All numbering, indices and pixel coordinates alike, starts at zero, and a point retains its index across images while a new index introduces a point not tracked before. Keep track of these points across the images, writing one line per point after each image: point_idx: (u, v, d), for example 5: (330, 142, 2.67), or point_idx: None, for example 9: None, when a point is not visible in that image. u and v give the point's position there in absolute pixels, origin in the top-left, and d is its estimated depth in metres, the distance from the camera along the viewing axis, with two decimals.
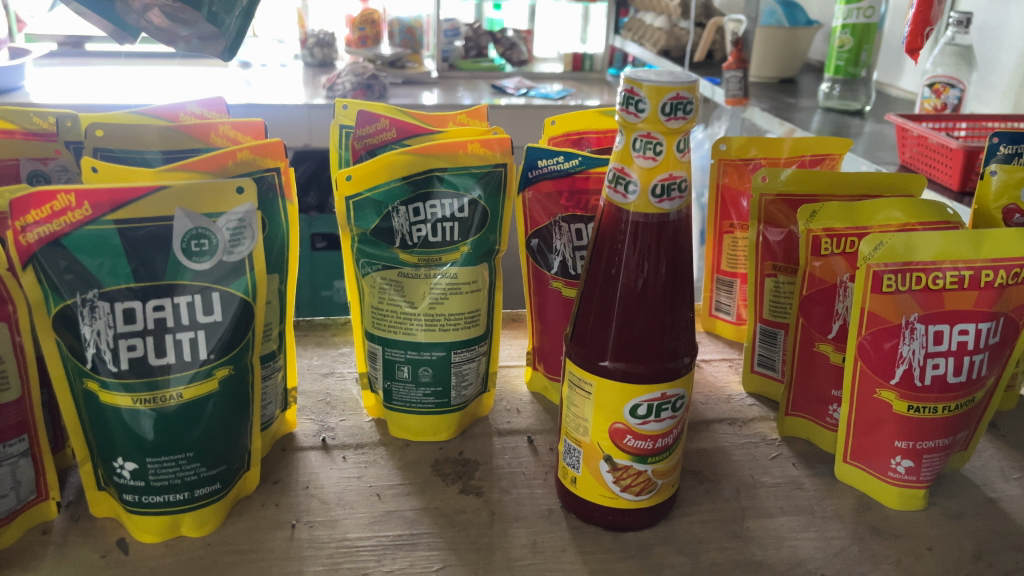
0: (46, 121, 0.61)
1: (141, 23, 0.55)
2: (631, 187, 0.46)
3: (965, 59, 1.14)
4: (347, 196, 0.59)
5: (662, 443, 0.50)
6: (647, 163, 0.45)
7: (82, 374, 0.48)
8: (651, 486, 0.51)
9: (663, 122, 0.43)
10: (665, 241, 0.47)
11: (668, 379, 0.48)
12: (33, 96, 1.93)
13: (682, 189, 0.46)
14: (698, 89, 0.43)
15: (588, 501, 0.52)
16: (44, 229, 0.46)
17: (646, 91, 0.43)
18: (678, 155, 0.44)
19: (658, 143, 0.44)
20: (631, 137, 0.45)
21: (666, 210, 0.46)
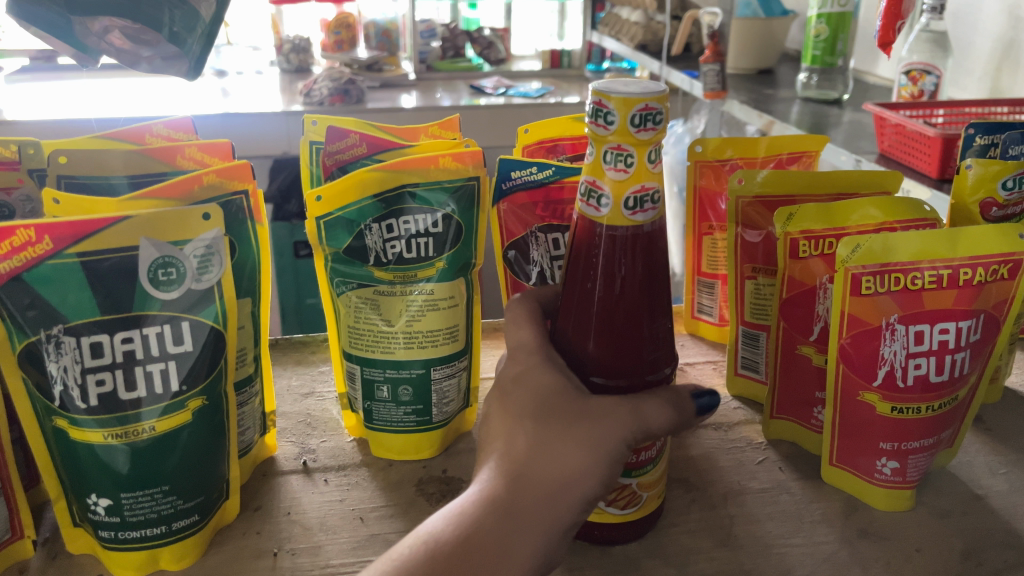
0: (9, 149, 0.60)
1: (100, 46, 0.53)
2: (603, 200, 0.45)
3: (941, 45, 1.14)
4: (317, 217, 0.58)
5: (643, 456, 0.49)
6: (618, 175, 0.44)
7: (51, 412, 0.47)
8: (637, 499, 0.51)
9: (632, 134, 0.42)
10: (641, 254, 0.47)
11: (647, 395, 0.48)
12: (6, 113, 1.90)
13: (656, 200, 0.45)
14: (668, 98, 0.42)
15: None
16: (5, 266, 0.44)
17: (614, 103, 0.41)
18: (649, 166, 0.44)
19: (629, 155, 0.43)
20: (602, 150, 0.44)
21: (639, 222, 0.45)
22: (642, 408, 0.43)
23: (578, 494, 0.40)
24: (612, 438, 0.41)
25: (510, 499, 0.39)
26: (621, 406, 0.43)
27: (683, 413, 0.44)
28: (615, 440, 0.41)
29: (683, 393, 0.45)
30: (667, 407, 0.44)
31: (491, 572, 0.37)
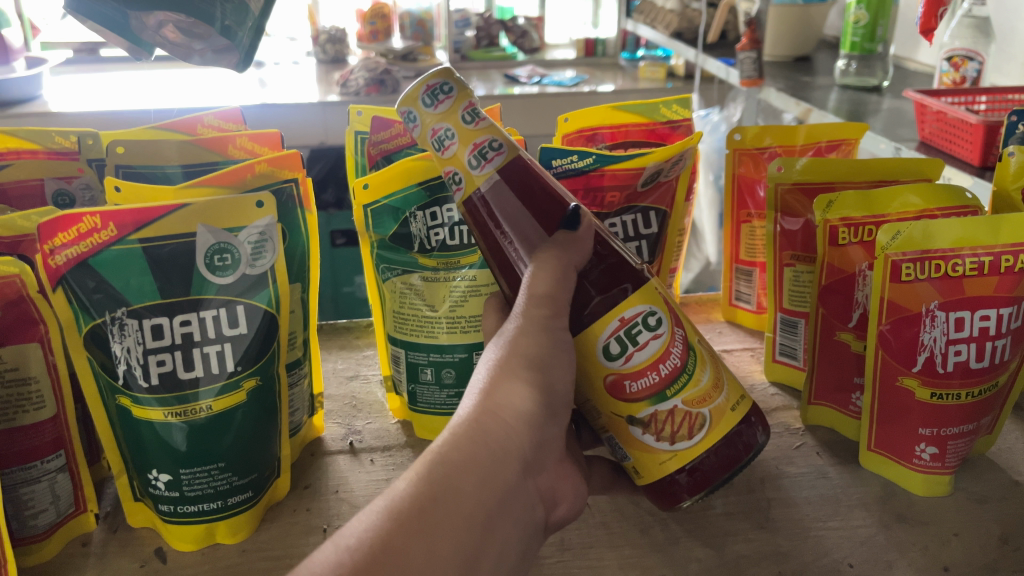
0: (69, 140, 0.63)
1: (156, 39, 0.55)
2: (458, 177, 0.47)
3: (983, 31, 1.11)
4: (364, 204, 0.60)
5: (668, 369, 0.46)
6: (453, 150, 0.46)
7: (114, 390, 0.49)
8: (698, 420, 0.47)
9: (434, 111, 0.46)
10: (522, 192, 0.47)
11: (621, 304, 0.46)
12: (52, 104, 1.94)
13: (500, 148, 0.46)
14: (449, 71, 0.47)
15: (654, 482, 0.48)
16: (72, 251, 0.47)
17: (409, 102, 0.47)
18: (467, 125, 0.46)
19: (448, 130, 0.46)
20: (428, 142, 0.47)
21: (491, 174, 0.46)
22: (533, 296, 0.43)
23: (505, 415, 0.39)
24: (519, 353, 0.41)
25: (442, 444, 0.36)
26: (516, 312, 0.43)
27: (562, 266, 0.44)
28: (522, 344, 0.42)
29: (562, 242, 0.45)
30: (548, 267, 0.44)
31: (439, 516, 0.33)
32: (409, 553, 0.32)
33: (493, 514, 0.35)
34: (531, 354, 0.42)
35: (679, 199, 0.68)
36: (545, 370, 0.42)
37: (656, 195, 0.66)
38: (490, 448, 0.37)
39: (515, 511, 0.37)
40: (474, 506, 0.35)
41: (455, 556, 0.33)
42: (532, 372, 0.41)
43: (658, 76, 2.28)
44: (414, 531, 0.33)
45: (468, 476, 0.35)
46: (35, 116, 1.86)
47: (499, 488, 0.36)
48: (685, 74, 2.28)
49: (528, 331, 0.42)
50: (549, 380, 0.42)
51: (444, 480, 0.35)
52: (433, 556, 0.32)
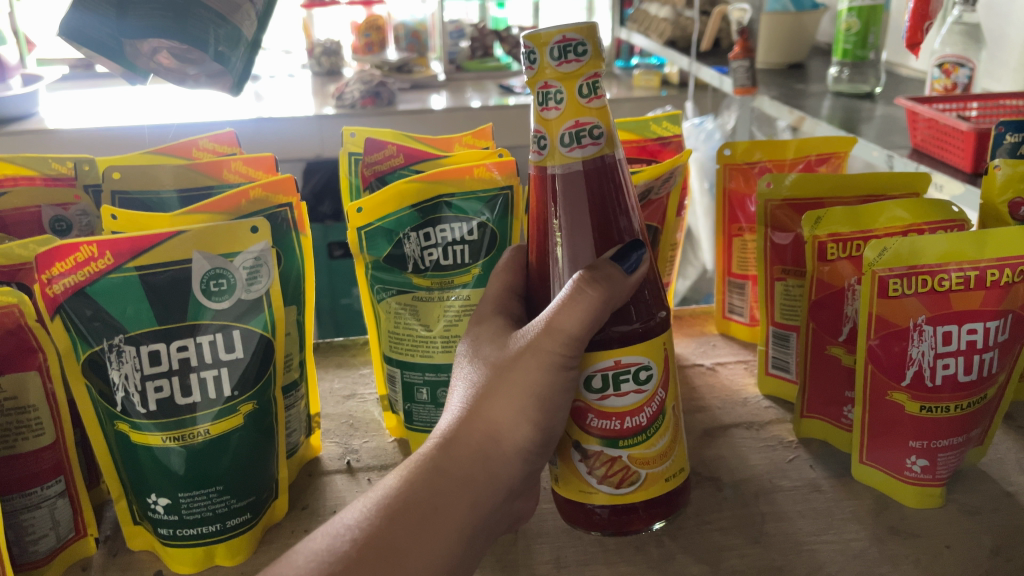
0: (65, 166, 0.65)
1: (150, 66, 0.56)
2: (543, 141, 0.46)
3: (974, 38, 1.03)
4: (358, 227, 0.61)
5: (632, 423, 0.48)
6: (551, 113, 0.45)
7: (113, 417, 0.50)
8: (633, 478, 0.49)
9: (556, 68, 0.43)
10: (596, 189, 0.47)
11: (625, 347, 0.46)
12: (50, 121, 1.95)
13: (596, 136, 0.45)
14: (591, 30, 0.42)
15: (573, 498, 0.51)
16: (70, 280, 0.48)
17: (533, 42, 0.42)
18: (582, 100, 0.44)
19: (558, 91, 0.44)
20: (535, 87, 0.44)
21: (579, 159, 0.46)
22: (555, 324, 0.44)
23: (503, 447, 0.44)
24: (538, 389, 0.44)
25: (446, 461, 0.43)
26: (540, 337, 0.45)
27: (598, 303, 0.43)
28: (536, 377, 0.44)
29: (610, 268, 0.45)
30: (581, 304, 0.43)
31: (428, 530, 0.41)
32: (402, 548, 0.40)
33: (476, 529, 0.42)
34: (541, 392, 0.44)
35: (669, 216, 0.69)
36: (551, 409, 0.45)
37: (647, 212, 0.67)
38: (484, 475, 0.43)
39: (493, 525, 0.44)
40: (460, 522, 0.42)
41: (439, 565, 0.40)
42: (540, 411, 0.44)
43: (653, 84, 2.28)
44: (408, 535, 0.40)
45: (459, 496, 0.42)
46: (31, 133, 1.86)
47: (485, 510, 0.43)
48: (680, 82, 2.28)
49: (542, 368, 0.44)
50: (552, 422, 0.45)
51: (439, 496, 0.42)
52: (420, 559, 0.40)
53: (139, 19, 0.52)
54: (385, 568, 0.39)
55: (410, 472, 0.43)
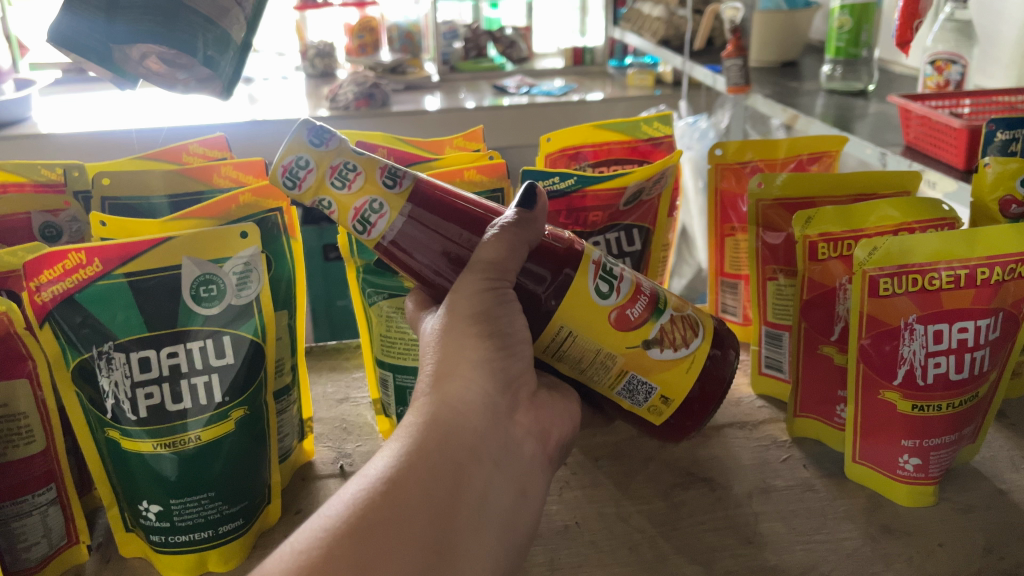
0: (55, 172, 0.65)
1: (139, 71, 0.55)
2: (377, 204, 0.49)
3: (966, 33, 1.00)
4: (348, 231, 0.61)
5: (648, 290, 0.50)
6: (358, 181, 0.48)
7: (103, 424, 0.50)
8: (690, 321, 0.51)
9: (326, 150, 0.48)
10: (429, 200, 0.49)
11: (584, 253, 0.49)
12: (43, 126, 1.94)
13: (398, 168, 0.50)
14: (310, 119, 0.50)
15: (685, 393, 0.51)
16: (58, 287, 0.48)
17: (293, 150, 0.48)
18: (362, 156, 0.49)
19: (347, 164, 0.49)
20: (325, 184, 0.49)
21: (409, 190, 0.49)
22: (480, 257, 0.46)
23: (446, 394, 0.44)
24: (460, 317, 0.46)
25: (400, 435, 0.43)
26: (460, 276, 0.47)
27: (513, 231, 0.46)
28: (463, 304, 0.46)
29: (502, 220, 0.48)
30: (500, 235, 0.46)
31: (396, 478, 0.41)
32: (382, 519, 0.39)
33: (453, 469, 0.42)
34: (472, 309, 0.46)
35: (661, 216, 0.69)
36: (493, 320, 0.46)
37: (639, 213, 0.67)
38: (439, 428, 0.43)
39: (482, 458, 0.43)
40: (430, 472, 0.41)
41: (418, 498, 0.40)
42: (480, 326, 0.46)
43: (647, 83, 2.27)
44: (380, 503, 0.39)
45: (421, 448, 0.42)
46: (23, 138, 1.85)
47: (453, 450, 0.42)
48: (674, 81, 2.28)
49: (467, 293, 0.46)
50: (498, 327, 0.46)
51: (402, 462, 0.41)
52: (395, 503, 0.39)
53: (127, 24, 0.52)
54: (369, 528, 0.38)
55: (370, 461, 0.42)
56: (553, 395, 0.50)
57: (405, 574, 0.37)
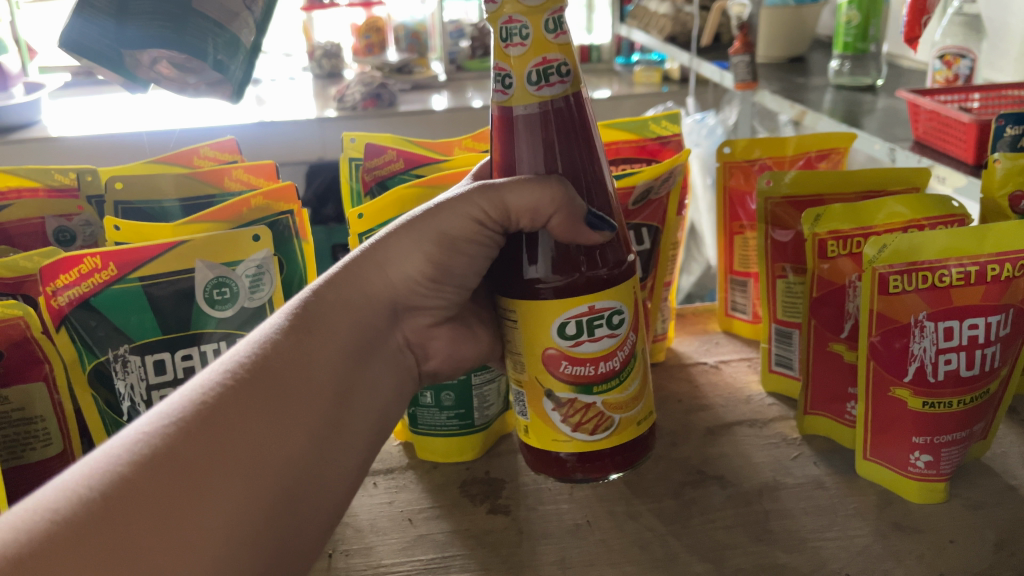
0: (68, 177, 0.65)
1: (150, 75, 0.55)
2: (508, 80, 0.46)
3: (975, 26, 0.98)
4: (359, 233, 0.61)
5: (604, 369, 0.48)
6: (517, 50, 0.44)
7: (120, 425, 0.52)
8: (607, 423, 0.50)
9: (519, 1, 0.43)
10: (561, 127, 0.47)
11: (598, 292, 0.47)
12: (53, 129, 1.95)
13: (562, 75, 0.46)
14: None
15: (543, 448, 0.52)
16: (74, 292, 0.50)
17: None
18: (547, 35, 0.44)
19: (523, 26, 0.44)
20: (497, 26, 0.45)
21: (546, 97, 0.46)
22: (503, 197, 0.46)
23: (359, 286, 0.48)
24: (429, 230, 0.48)
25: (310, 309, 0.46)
26: (475, 190, 0.47)
27: (550, 211, 0.45)
28: (454, 219, 0.47)
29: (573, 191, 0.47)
30: (541, 195, 0.45)
31: (304, 355, 0.44)
32: (288, 377, 0.43)
33: (351, 354, 0.47)
34: (446, 232, 0.48)
35: (670, 215, 0.69)
36: (452, 249, 0.48)
37: (648, 211, 0.67)
38: (350, 318, 0.47)
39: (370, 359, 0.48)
40: (332, 349, 0.45)
41: (321, 379, 0.44)
42: (437, 247, 0.48)
43: (654, 80, 2.28)
44: (284, 369, 0.43)
45: (327, 323, 0.46)
46: (34, 141, 1.87)
47: (355, 335, 0.47)
48: (681, 78, 2.28)
49: (460, 213, 0.47)
50: (449, 260, 0.49)
51: (308, 334, 0.45)
52: (298, 382, 0.43)
53: (138, 29, 0.52)
54: (273, 396, 0.42)
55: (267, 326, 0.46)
56: (454, 330, 0.55)
57: (296, 443, 0.41)
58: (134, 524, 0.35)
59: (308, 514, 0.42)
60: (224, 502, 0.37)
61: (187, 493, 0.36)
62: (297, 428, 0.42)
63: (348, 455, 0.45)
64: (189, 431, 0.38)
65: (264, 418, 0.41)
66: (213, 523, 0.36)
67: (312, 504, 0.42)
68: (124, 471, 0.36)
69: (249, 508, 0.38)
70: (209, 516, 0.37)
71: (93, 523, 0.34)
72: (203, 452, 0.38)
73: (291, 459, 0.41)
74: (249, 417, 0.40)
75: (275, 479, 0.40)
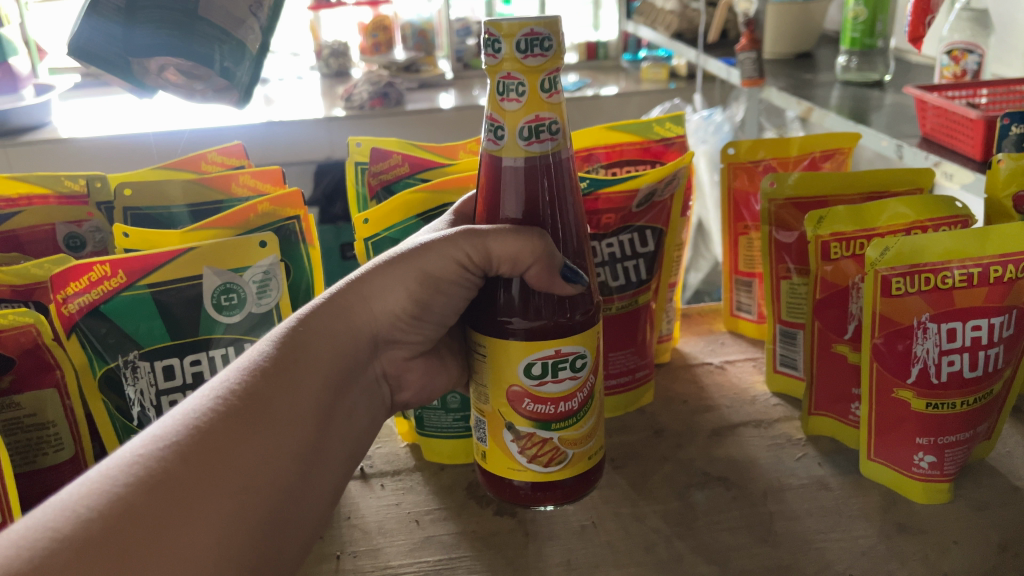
0: (78, 183, 0.66)
1: (157, 83, 0.56)
2: (501, 132, 0.46)
3: (983, 22, 0.98)
4: (365, 238, 0.61)
5: (563, 408, 0.50)
6: (512, 105, 0.45)
7: (130, 430, 0.53)
8: (561, 456, 0.51)
9: (521, 60, 0.43)
10: (546, 181, 0.48)
11: (565, 337, 0.48)
12: (63, 130, 1.96)
13: (554, 131, 0.46)
14: (558, 25, 0.43)
15: (497, 474, 0.53)
16: (83, 299, 0.51)
17: (502, 32, 0.43)
18: (542, 94, 0.45)
19: (520, 83, 0.44)
20: (495, 77, 0.45)
21: (537, 153, 0.47)
22: (487, 244, 0.47)
23: (345, 312, 0.49)
24: (413, 267, 0.49)
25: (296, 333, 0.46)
26: (462, 235, 0.48)
27: (529, 262, 0.46)
28: (438, 260, 0.48)
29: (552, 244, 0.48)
30: (523, 246, 0.46)
31: (293, 380, 0.45)
32: (277, 401, 0.43)
33: (335, 380, 0.47)
34: (430, 271, 0.49)
35: (674, 216, 0.70)
36: (434, 288, 0.49)
37: (652, 214, 0.67)
38: (334, 343, 0.48)
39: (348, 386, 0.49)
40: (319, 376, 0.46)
41: (308, 404, 0.45)
42: (419, 285, 0.49)
43: (661, 77, 2.27)
44: (273, 393, 0.43)
45: (315, 351, 0.46)
46: (44, 143, 1.88)
47: (339, 362, 0.48)
48: (688, 74, 2.27)
49: (444, 255, 0.48)
50: (430, 299, 0.50)
51: (296, 359, 0.45)
52: (286, 406, 0.43)
53: (147, 35, 0.52)
54: (263, 420, 0.42)
55: (252, 351, 0.47)
56: (428, 361, 0.56)
57: (282, 466, 0.42)
58: (129, 546, 0.35)
59: (290, 536, 0.42)
60: (213, 523, 0.38)
61: (180, 517, 0.37)
62: (285, 452, 0.42)
63: (327, 479, 0.46)
64: (182, 453, 0.39)
65: (254, 442, 0.41)
66: (204, 543, 0.37)
67: (294, 527, 0.43)
68: (120, 490, 0.36)
69: (238, 532, 0.39)
70: (200, 535, 0.37)
71: (92, 541, 0.34)
72: (196, 473, 0.38)
73: (278, 483, 0.41)
74: (238, 440, 0.41)
75: (263, 501, 0.40)
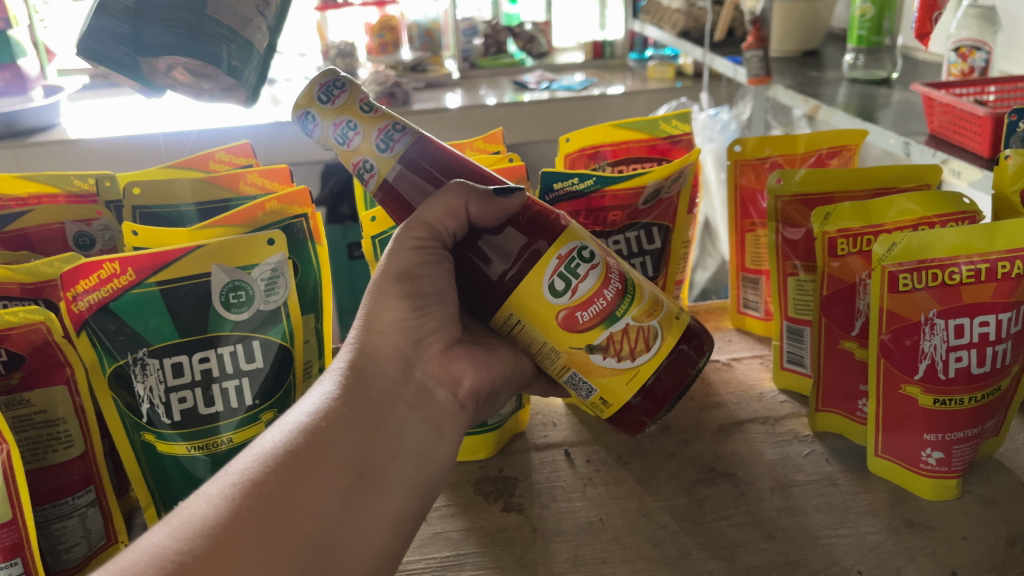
0: (87, 183, 0.66)
1: (166, 82, 0.56)
2: (369, 165, 0.49)
3: (990, 19, 0.97)
4: (372, 236, 0.62)
5: (613, 292, 0.49)
6: (358, 140, 0.49)
7: (139, 428, 0.54)
8: (650, 331, 0.50)
9: (331, 107, 0.48)
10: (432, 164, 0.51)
11: (553, 243, 0.49)
12: (73, 131, 1.97)
13: (403, 128, 0.49)
14: (334, 69, 0.49)
15: (620, 403, 0.51)
16: (93, 296, 0.52)
17: (302, 104, 0.49)
18: (368, 114, 0.48)
19: (349, 122, 0.48)
20: (332, 140, 0.49)
21: (402, 152, 0.49)
22: (419, 217, 0.48)
23: (370, 348, 0.49)
24: (383, 278, 0.49)
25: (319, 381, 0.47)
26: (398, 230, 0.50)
27: (461, 203, 0.48)
28: (393, 262, 0.49)
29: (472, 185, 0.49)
30: (447, 197, 0.48)
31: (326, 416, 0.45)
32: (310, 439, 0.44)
33: (374, 406, 0.47)
34: (397, 268, 0.49)
35: (681, 214, 0.70)
36: (411, 280, 0.49)
37: (658, 211, 0.67)
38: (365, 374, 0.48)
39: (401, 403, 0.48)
40: (351, 408, 0.46)
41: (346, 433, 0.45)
42: (397, 285, 0.49)
43: (668, 76, 2.27)
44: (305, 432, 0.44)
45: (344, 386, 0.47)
46: (53, 144, 1.89)
47: (380, 389, 0.47)
48: (695, 73, 2.27)
49: (396, 250, 0.49)
50: (415, 288, 0.49)
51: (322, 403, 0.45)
52: (322, 441, 0.44)
53: (153, 34, 0.52)
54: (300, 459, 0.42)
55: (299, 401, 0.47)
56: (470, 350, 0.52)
57: (328, 495, 0.42)
58: None
59: (351, 562, 0.42)
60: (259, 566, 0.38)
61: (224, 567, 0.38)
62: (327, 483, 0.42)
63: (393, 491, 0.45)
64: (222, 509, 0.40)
65: (291, 482, 0.42)
66: None
67: (353, 554, 0.42)
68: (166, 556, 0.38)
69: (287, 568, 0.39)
70: None
71: None
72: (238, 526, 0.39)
73: (322, 517, 0.41)
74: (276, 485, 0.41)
75: (308, 533, 0.40)
